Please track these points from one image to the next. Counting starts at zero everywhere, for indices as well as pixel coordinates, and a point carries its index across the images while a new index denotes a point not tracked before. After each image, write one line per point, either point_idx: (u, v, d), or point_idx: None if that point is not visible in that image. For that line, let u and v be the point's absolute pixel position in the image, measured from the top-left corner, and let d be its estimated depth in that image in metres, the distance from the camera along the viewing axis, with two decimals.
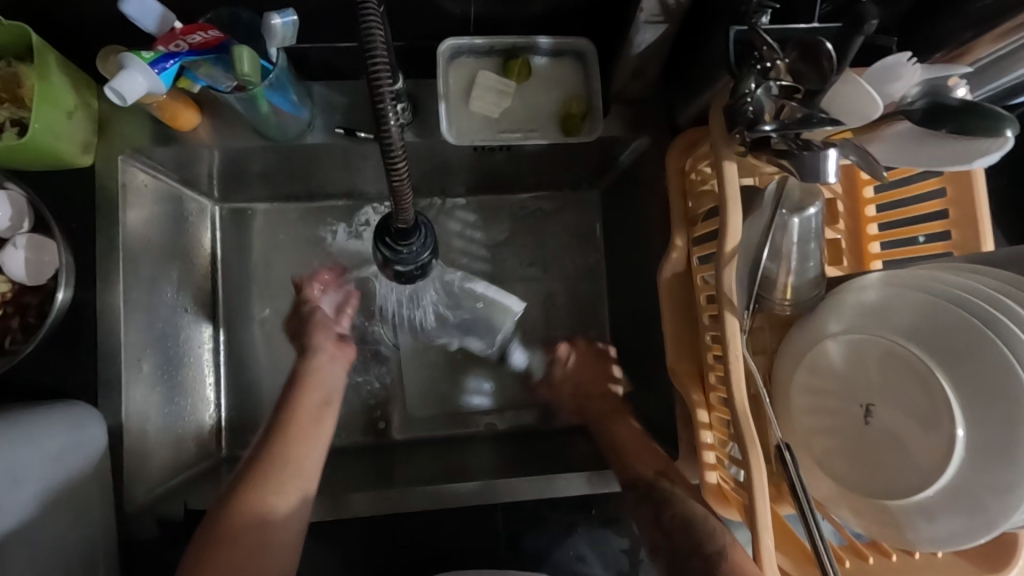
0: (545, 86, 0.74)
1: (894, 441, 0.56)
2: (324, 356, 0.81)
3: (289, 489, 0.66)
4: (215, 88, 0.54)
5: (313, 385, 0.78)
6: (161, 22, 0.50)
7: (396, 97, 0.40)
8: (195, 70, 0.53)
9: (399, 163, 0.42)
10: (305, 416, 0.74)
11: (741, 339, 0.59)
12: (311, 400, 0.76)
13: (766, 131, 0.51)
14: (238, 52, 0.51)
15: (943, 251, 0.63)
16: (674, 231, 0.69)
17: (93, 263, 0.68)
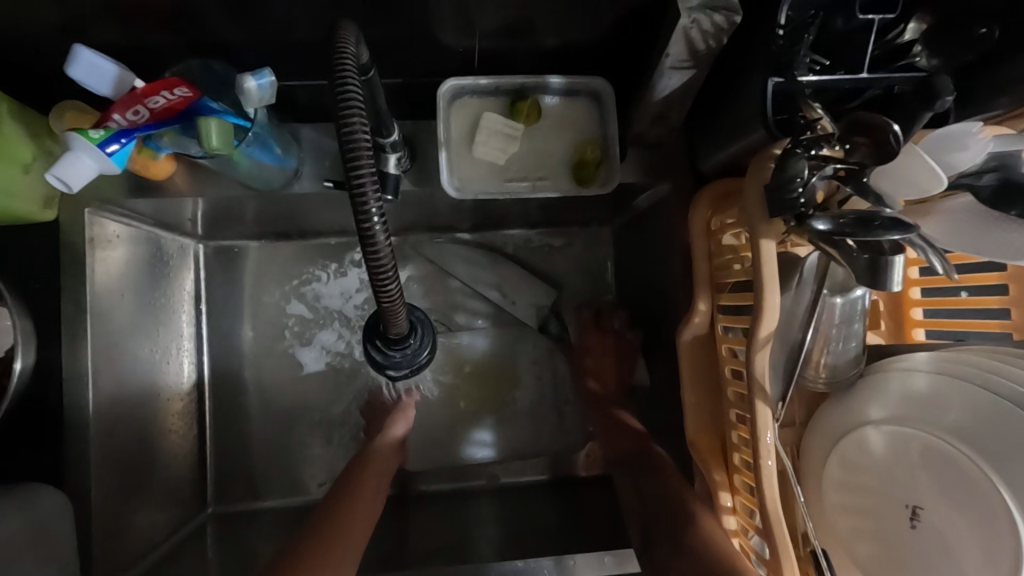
0: (555, 128, 0.67)
1: (943, 552, 0.50)
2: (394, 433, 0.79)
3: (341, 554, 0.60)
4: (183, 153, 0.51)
5: (381, 465, 0.74)
6: (117, 83, 0.45)
7: (377, 175, 0.38)
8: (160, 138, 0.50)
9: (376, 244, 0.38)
10: (369, 483, 0.71)
11: (772, 430, 0.53)
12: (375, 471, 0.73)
13: (819, 228, 0.44)
14: (208, 126, 0.47)
15: (998, 327, 0.56)
16: (697, 294, 0.63)
17: (57, 324, 0.62)
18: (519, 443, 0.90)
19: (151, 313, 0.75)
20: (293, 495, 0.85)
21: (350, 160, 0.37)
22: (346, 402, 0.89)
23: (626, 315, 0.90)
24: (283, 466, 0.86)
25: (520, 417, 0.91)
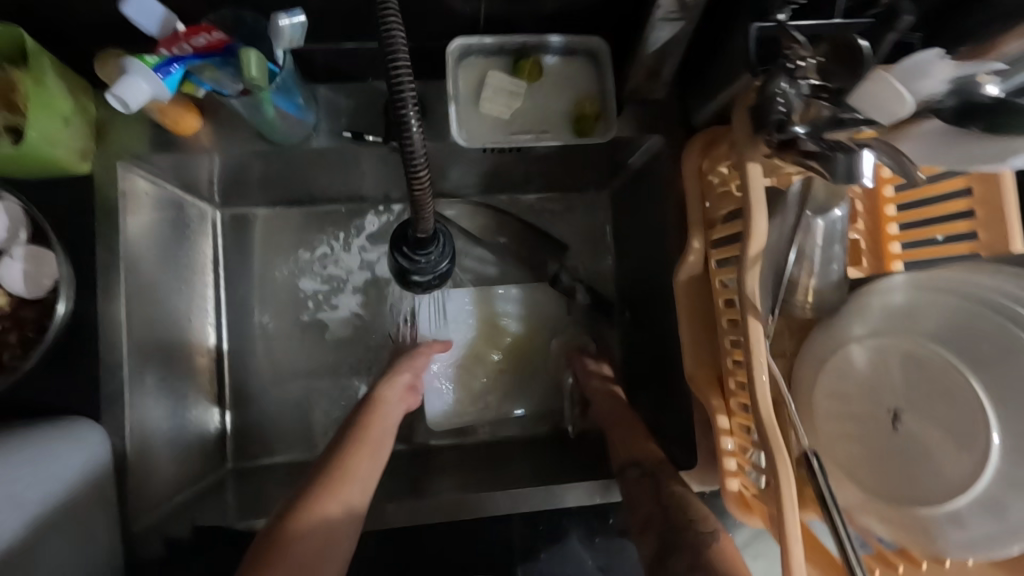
0: (556, 85, 0.72)
1: (924, 448, 0.54)
2: (405, 374, 0.81)
3: (357, 487, 0.65)
4: (220, 92, 0.52)
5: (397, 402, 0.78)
6: (163, 24, 0.48)
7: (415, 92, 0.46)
8: (201, 75, 0.51)
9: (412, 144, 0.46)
10: (383, 421, 0.74)
11: (765, 344, 0.57)
12: (388, 409, 0.76)
13: (797, 134, 0.50)
14: (247, 55, 0.48)
15: (966, 250, 0.60)
16: (691, 233, 0.67)
17: (93, 273, 0.65)
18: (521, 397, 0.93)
19: (173, 272, 0.79)
20: (308, 450, 0.89)
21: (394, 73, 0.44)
22: (359, 360, 0.92)
23: (622, 275, 0.95)
24: (297, 423, 0.90)
25: (526, 374, 0.94)
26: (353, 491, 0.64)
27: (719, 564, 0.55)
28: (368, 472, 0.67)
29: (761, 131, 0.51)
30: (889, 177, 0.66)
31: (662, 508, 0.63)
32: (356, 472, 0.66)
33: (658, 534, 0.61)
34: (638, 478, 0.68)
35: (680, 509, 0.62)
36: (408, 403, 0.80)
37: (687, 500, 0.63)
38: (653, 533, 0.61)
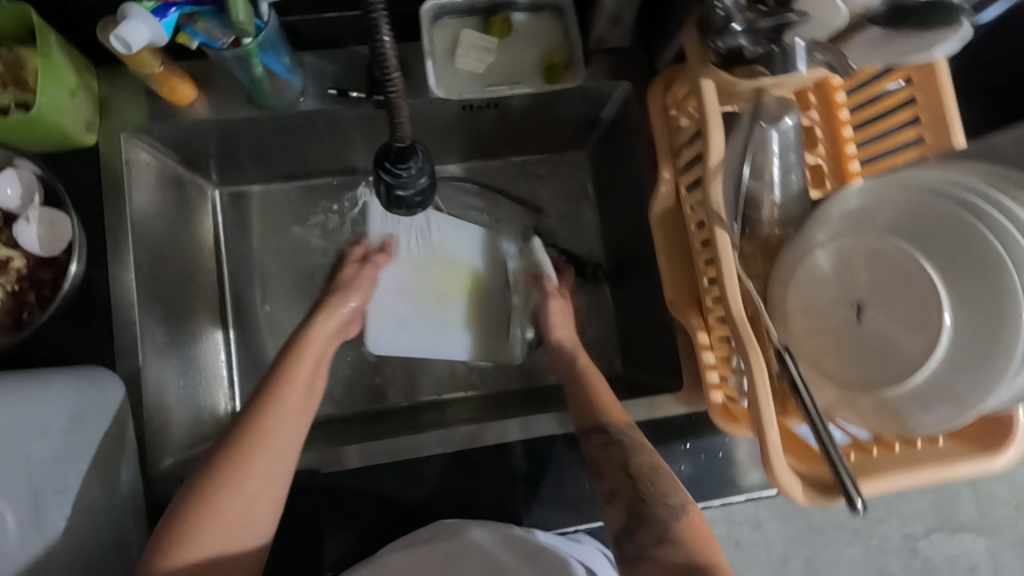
0: (524, 40, 0.76)
1: (887, 336, 0.58)
2: (326, 322, 0.80)
3: (278, 446, 0.65)
4: (211, 44, 0.56)
5: (315, 348, 0.77)
6: None
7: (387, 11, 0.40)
8: (194, 25, 0.55)
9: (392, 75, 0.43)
10: (303, 371, 0.73)
11: (733, 251, 0.61)
12: (308, 358, 0.75)
13: (736, 35, 0.54)
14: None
15: (918, 154, 0.65)
16: (660, 164, 0.72)
17: (102, 238, 0.70)
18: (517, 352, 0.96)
19: (181, 242, 0.83)
20: None
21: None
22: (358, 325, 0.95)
23: (607, 228, 0.98)
24: None
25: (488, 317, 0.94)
26: (274, 451, 0.65)
27: (685, 542, 0.59)
28: (292, 429, 0.67)
29: (708, 39, 0.57)
30: (842, 102, 0.71)
31: (632, 479, 0.64)
32: (276, 430, 0.66)
33: (625, 507, 0.63)
34: (608, 448, 0.67)
35: (648, 480, 0.64)
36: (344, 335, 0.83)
37: (657, 470, 0.65)
38: (620, 505, 0.63)
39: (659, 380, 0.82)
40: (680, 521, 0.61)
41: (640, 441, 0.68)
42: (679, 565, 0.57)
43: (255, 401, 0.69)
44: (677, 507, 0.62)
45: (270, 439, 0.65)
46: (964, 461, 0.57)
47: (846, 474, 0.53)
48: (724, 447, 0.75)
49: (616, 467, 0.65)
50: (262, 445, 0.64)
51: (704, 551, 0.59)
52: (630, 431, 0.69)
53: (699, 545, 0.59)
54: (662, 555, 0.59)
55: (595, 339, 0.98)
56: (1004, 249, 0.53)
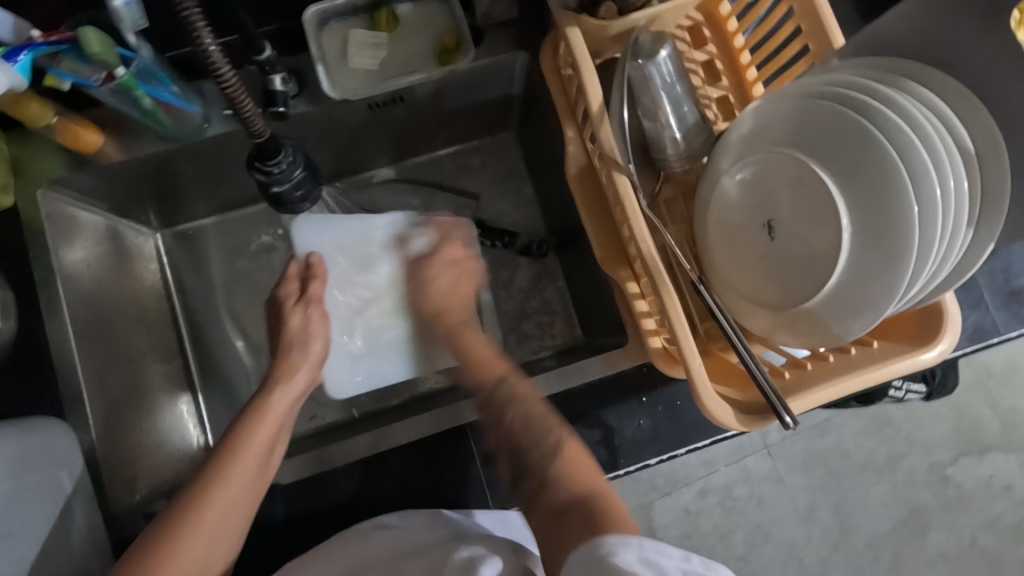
0: (414, 30, 0.77)
1: (800, 247, 0.58)
2: (285, 392, 0.73)
3: (222, 524, 0.61)
4: (84, 82, 0.59)
5: (275, 413, 0.70)
6: (16, 30, 0.55)
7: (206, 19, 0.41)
8: (59, 66, 0.58)
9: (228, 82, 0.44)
10: (260, 446, 0.66)
11: (634, 193, 0.61)
12: (268, 424, 0.69)
13: None
14: (87, 35, 0.56)
15: (808, 64, 0.65)
16: (563, 124, 0.71)
17: (33, 293, 0.71)
18: None
19: (124, 290, 0.84)
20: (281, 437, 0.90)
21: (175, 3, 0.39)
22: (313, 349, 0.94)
23: (546, 202, 0.97)
24: None
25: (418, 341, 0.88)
26: (214, 528, 0.61)
27: (561, 479, 0.62)
28: (239, 504, 0.63)
29: None
30: (734, 30, 0.70)
31: (506, 432, 0.68)
32: (228, 504, 0.62)
33: (510, 460, 0.68)
34: (483, 408, 0.72)
35: (519, 432, 0.67)
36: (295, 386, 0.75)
37: (528, 420, 0.68)
38: (506, 459, 0.68)
39: (613, 340, 0.81)
40: (556, 462, 0.64)
41: (515, 394, 0.70)
42: (556, 502, 0.61)
43: (207, 469, 0.63)
44: (553, 449, 0.65)
45: (216, 513, 0.61)
46: (900, 360, 0.55)
47: (770, 392, 0.53)
48: (683, 395, 0.75)
49: (495, 426, 0.70)
50: (203, 525, 0.60)
51: (583, 484, 0.62)
52: (498, 389, 0.72)
53: (575, 479, 0.62)
54: (544, 496, 0.62)
55: (556, 313, 0.96)
56: (890, 141, 0.53)
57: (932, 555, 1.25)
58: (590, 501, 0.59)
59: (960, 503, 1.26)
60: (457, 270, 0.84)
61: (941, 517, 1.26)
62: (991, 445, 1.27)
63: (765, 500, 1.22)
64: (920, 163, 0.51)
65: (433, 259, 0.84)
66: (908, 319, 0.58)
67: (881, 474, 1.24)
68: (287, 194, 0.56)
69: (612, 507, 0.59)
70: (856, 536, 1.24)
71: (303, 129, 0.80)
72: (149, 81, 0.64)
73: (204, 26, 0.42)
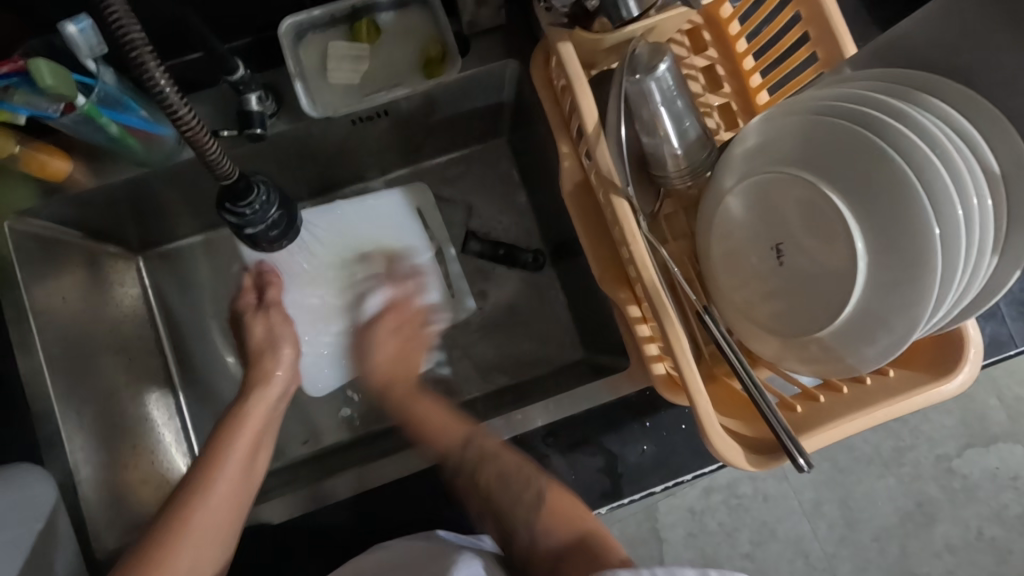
0: (395, 40, 0.73)
1: (811, 270, 0.54)
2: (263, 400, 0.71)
3: (213, 522, 0.58)
4: (40, 114, 0.56)
5: (254, 420, 0.68)
6: None
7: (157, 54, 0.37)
8: (11, 99, 0.55)
9: (187, 123, 0.40)
10: (243, 451, 0.64)
11: (633, 216, 0.57)
12: (250, 431, 0.67)
13: None
14: (38, 67, 0.52)
15: (818, 72, 0.61)
16: (557, 139, 0.67)
17: (5, 332, 0.68)
18: (473, 356, 0.92)
19: (105, 318, 0.80)
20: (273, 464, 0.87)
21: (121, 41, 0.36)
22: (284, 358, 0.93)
23: (541, 212, 0.93)
24: None
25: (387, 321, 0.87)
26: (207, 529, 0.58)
27: (552, 531, 0.64)
28: (227, 515, 0.60)
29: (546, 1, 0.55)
30: (736, 33, 0.66)
31: (488, 498, 0.67)
32: (221, 501, 0.60)
33: (494, 518, 0.68)
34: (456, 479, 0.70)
35: (500, 495, 0.67)
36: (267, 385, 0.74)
37: (504, 476, 0.68)
38: (490, 521, 0.68)
39: (616, 360, 0.78)
40: (541, 516, 0.65)
41: (488, 451, 0.69)
42: (555, 552, 0.63)
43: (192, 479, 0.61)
44: (533, 502, 0.66)
45: (210, 512, 0.59)
46: (919, 391, 0.52)
47: (781, 430, 0.50)
48: (686, 418, 0.72)
49: (468, 488, 0.69)
50: (194, 527, 0.57)
51: (574, 526, 0.64)
52: (468, 448, 0.70)
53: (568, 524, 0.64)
54: (542, 550, 0.64)
55: (554, 328, 0.93)
56: (906, 159, 0.49)
57: (938, 550, 1.10)
58: (577, 548, 0.62)
59: (966, 495, 1.11)
60: (393, 334, 0.84)
61: (947, 509, 1.11)
62: (995, 434, 1.11)
63: (770, 496, 1.09)
64: (941, 183, 0.47)
65: (376, 328, 0.84)
66: (927, 345, 0.55)
67: (884, 467, 1.10)
68: (262, 234, 0.53)
69: (603, 540, 0.63)
70: (861, 531, 1.09)
71: (283, 148, 0.76)
72: (114, 107, 0.62)
73: (158, 69, 0.38)
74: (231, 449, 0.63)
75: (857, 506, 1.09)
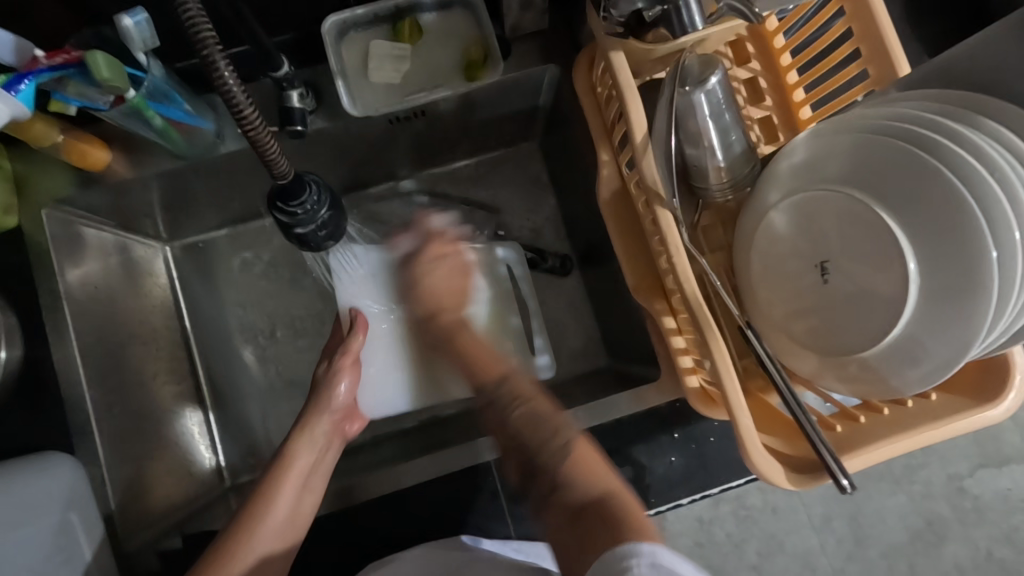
0: (438, 41, 0.73)
1: (859, 291, 0.53)
2: (309, 442, 0.71)
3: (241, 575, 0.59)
4: (91, 105, 0.58)
5: (300, 463, 0.68)
6: (19, 51, 0.54)
7: (226, 53, 0.38)
8: (65, 91, 0.56)
9: (251, 124, 0.41)
10: (284, 497, 0.65)
11: (677, 228, 0.56)
12: (293, 474, 0.67)
13: (632, 2, 0.53)
14: (95, 59, 0.53)
15: (866, 90, 0.61)
16: (597, 147, 0.66)
17: (39, 319, 0.68)
18: None
19: (136, 309, 0.80)
20: None
21: (194, 43, 0.37)
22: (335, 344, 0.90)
23: (569, 217, 0.93)
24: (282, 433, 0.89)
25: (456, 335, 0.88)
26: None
27: (576, 484, 0.56)
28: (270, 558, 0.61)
29: (601, 10, 0.55)
30: (781, 46, 0.66)
31: (514, 425, 0.62)
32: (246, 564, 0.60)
33: (517, 461, 0.62)
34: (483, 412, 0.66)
35: (529, 430, 0.61)
36: (333, 442, 0.74)
37: (535, 419, 0.62)
38: (514, 461, 0.62)
39: (644, 368, 0.78)
40: (567, 462, 0.58)
41: (520, 391, 0.65)
42: (576, 501, 0.55)
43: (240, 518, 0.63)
44: (562, 450, 0.59)
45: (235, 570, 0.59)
46: (962, 415, 0.53)
47: (826, 452, 0.50)
48: (714, 431, 0.73)
49: (497, 429, 0.64)
50: None
51: (595, 482, 0.56)
52: (501, 387, 0.66)
53: (588, 480, 0.56)
54: (558, 499, 0.56)
55: (579, 332, 0.92)
56: (963, 181, 0.49)
57: (947, 572, 0.96)
58: (603, 501, 0.54)
59: (977, 515, 0.97)
60: (455, 265, 0.76)
61: (958, 529, 0.97)
62: (1009, 455, 0.98)
63: (779, 508, 0.94)
64: (999, 208, 0.47)
65: (433, 258, 0.76)
66: (970, 368, 0.55)
67: (894, 483, 0.96)
68: (312, 234, 0.55)
69: (629, 506, 0.54)
70: (870, 548, 0.95)
71: (320, 144, 0.76)
72: (160, 100, 0.62)
73: (225, 63, 0.38)
74: (268, 508, 0.63)
75: (867, 521, 0.95)
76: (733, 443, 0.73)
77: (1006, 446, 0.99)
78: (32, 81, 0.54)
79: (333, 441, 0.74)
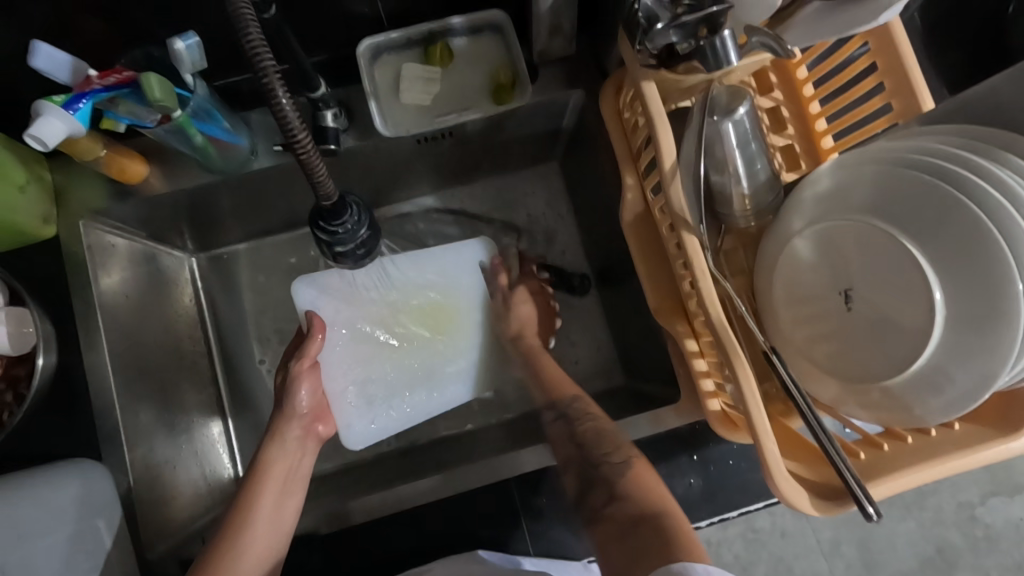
0: (467, 64, 0.75)
1: (880, 319, 0.54)
2: (279, 448, 0.72)
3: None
4: (140, 123, 0.60)
5: (275, 472, 0.70)
6: (74, 71, 0.56)
7: (282, 77, 0.40)
8: (116, 109, 0.59)
9: (301, 144, 0.42)
10: (265, 500, 0.67)
11: (704, 253, 0.57)
12: (271, 480, 0.69)
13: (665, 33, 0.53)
14: (149, 80, 0.56)
15: (890, 122, 0.62)
16: (622, 171, 0.67)
17: (72, 328, 0.70)
18: None
19: (163, 319, 0.82)
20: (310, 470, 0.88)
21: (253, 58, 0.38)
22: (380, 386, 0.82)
23: (587, 235, 0.95)
24: None
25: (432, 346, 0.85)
26: None
27: (635, 496, 0.62)
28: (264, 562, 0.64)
29: (637, 41, 0.56)
30: (804, 78, 0.68)
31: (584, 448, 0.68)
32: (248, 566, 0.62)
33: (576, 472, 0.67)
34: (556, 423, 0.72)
35: (591, 446, 0.67)
36: (307, 445, 0.76)
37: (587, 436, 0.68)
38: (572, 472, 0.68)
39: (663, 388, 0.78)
40: (626, 476, 0.64)
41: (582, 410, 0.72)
42: (632, 514, 0.61)
43: (223, 535, 0.64)
44: (622, 462, 0.65)
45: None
46: (984, 446, 0.53)
47: (851, 480, 0.50)
48: (733, 453, 0.74)
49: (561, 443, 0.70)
50: None
51: (651, 503, 0.61)
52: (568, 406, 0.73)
53: (645, 496, 0.62)
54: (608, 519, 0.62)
55: (595, 350, 0.93)
56: (987, 214, 0.50)
57: None
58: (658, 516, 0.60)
59: (988, 543, 0.97)
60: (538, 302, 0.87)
61: (968, 557, 0.96)
62: (1020, 483, 0.98)
63: (788, 532, 0.94)
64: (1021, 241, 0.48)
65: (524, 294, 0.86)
66: (992, 401, 0.55)
67: (905, 509, 0.96)
68: (350, 252, 0.57)
69: (683, 524, 0.59)
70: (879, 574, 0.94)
71: (348, 161, 0.78)
72: (202, 118, 0.64)
73: (280, 86, 0.40)
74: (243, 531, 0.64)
75: (876, 547, 0.95)
76: (750, 467, 0.74)
77: (1016, 475, 0.98)
78: (89, 100, 0.57)
79: (308, 444, 0.76)
